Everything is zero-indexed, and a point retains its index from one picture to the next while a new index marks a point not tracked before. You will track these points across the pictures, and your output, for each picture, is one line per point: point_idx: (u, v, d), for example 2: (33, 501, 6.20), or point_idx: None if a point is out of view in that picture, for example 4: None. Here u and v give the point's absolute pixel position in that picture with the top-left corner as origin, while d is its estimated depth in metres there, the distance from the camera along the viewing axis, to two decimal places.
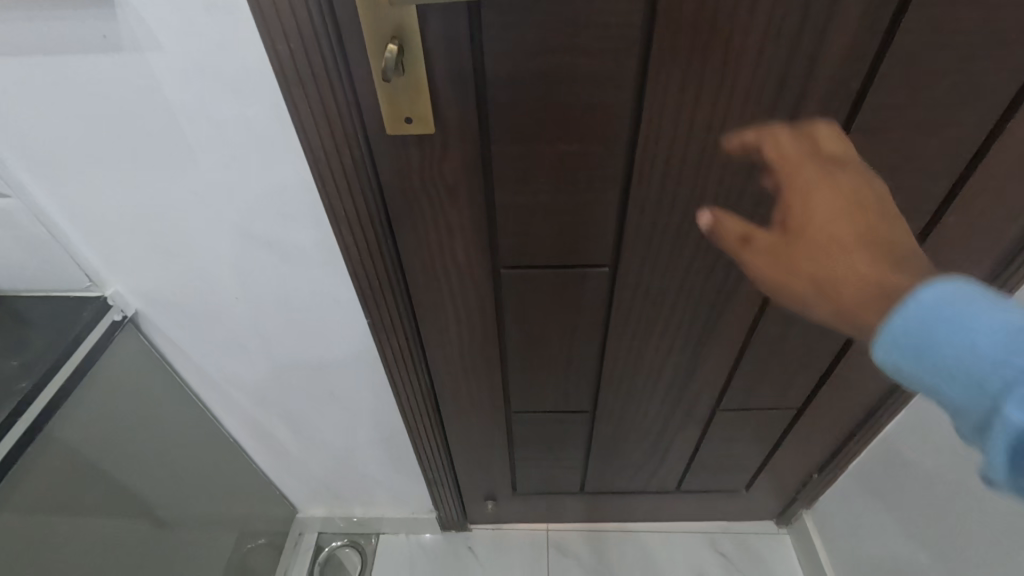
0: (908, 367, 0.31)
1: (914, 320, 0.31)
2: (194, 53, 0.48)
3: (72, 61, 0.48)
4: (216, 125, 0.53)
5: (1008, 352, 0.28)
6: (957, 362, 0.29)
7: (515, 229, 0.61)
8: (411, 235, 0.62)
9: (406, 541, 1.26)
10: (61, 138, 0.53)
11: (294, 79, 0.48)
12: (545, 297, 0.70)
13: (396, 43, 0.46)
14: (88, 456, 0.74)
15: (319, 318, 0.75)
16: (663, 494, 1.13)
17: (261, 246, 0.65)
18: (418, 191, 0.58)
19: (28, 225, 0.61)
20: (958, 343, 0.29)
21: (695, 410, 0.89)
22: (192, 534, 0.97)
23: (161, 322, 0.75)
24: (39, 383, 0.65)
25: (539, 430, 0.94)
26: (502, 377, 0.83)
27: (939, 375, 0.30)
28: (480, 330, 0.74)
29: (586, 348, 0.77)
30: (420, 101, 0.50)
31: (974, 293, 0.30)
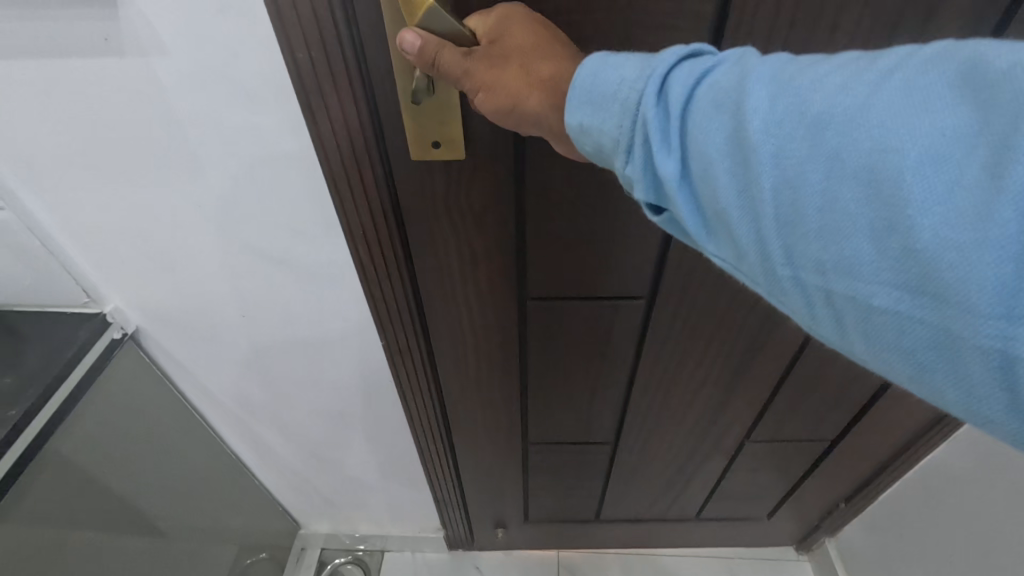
0: (582, 118, 0.30)
1: (586, 68, 0.31)
2: (204, 60, 0.43)
3: (70, 65, 0.44)
4: (227, 137, 0.49)
5: (627, 81, 0.29)
6: (608, 93, 0.29)
7: (545, 255, 0.57)
8: (433, 263, 0.58)
9: (412, 558, 1.22)
10: (59, 146, 0.49)
11: (315, 90, 0.43)
12: (573, 325, 0.65)
13: None
14: (81, 478, 0.70)
15: (331, 335, 0.71)
16: (682, 521, 1.09)
17: (272, 264, 0.61)
18: (442, 219, 0.54)
19: (21, 237, 0.57)
20: (597, 91, 0.30)
21: (723, 439, 0.85)
22: (193, 547, 0.95)
23: (164, 338, 0.70)
24: (29, 408, 0.61)
25: (558, 461, 0.90)
26: (521, 407, 0.78)
27: (598, 111, 0.30)
28: (500, 361, 0.70)
29: (614, 380, 0.73)
30: (449, 123, 0.46)
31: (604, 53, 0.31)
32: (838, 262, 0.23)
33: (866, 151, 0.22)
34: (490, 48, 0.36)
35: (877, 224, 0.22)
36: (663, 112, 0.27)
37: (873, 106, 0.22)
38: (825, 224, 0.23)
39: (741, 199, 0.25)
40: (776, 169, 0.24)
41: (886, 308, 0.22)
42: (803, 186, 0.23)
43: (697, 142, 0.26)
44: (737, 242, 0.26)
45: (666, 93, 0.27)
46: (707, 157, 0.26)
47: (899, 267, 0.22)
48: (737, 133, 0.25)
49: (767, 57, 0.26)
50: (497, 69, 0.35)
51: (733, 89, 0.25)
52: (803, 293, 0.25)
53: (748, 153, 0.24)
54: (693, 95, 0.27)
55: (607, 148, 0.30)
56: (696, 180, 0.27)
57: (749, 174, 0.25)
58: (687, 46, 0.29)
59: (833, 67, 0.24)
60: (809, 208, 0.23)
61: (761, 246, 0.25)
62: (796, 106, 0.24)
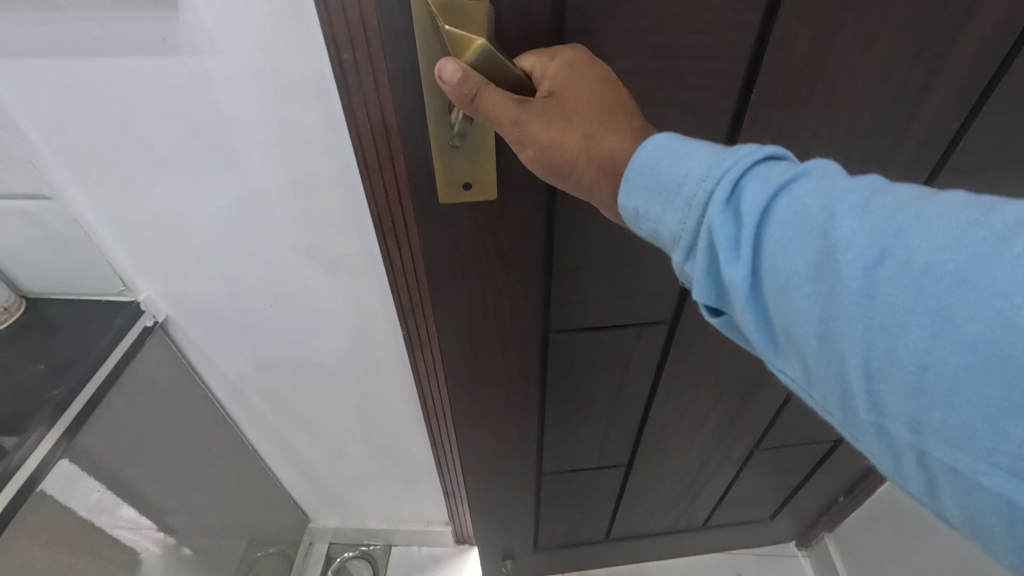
0: (638, 203, 0.33)
1: (646, 149, 0.33)
2: (255, 61, 0.46)
3: (125, 63, 0.46)
4: (270, 135, 0.51)
5: (696, 176, 0.30)
6: (672, 186, 0.31)
7: (571, 282, 0.59)
8: (454, 306, 0.60)
9: (419, 551, 1.25)
10: (111, 141, 0.52)
11: (356, 91, 0.46)
12: (594, 350, 0.67)
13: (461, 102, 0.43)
14: (101, 478, 0.71)
15: (355, 331, 0.74)
16: (689, 531, 1.11)
17: (304, 257, 0.63)
18: (470, 259, 0.55)
19: (63, 225, 0.59)
20: (666, 178, 0.32)
21: (734, 450, 0.88)
22: (206, 541, 0.96)
23: (191, 327, 0.72)
24: (71, 388, 0.63)
25: (572, 487, 0.92)
26: (537, 438, 0.80)
27: (656, 200, 0.32)
28: (519, 389, 0.71)
29: (632, 399, 0.75)
30: (481, 165, 0.47)
31: (666, 140, 0.33)
32: (933, 425, 0.24)
33: (976, 322, 0.22)
34: (545, 106, 0.38)
35: (987, 402, 0.22)
36: (734, 220, 0.29)
37: (986, 275, 0.22)
38: (921, 381, 0.24)
39: (823, 329, 0.27)
40: (869, 310, 0.25)
41: (989, 485, 0.23)
42: (899, 334, 0.24)
43: (773, 263, 0.28)
44: (812, 368, 0.28)
45: (742, 203, 0.29)
46: (783, 278, 0.28)
47: (1004, 448, 0.22)
48: (824, 267, 0.26)
49: (856, 182, 0.27)
50: (553, 131, 0.38)
51: (819, 217, 0.27)
52: (887, 442, 0.26)
53: (837, 289, 0.26)
54: (771, 212, 0.28)
55: (672, 243, 0.32)
56: (771, 297, 0.29)
57: (835, 310, 0.26)
58: (760, 148, 0.30)
59: (938, 214, 0.24)
60: (902, 361, 0.24)
61: (842, 380, 0.27)
62: (892, 254, 0.25)
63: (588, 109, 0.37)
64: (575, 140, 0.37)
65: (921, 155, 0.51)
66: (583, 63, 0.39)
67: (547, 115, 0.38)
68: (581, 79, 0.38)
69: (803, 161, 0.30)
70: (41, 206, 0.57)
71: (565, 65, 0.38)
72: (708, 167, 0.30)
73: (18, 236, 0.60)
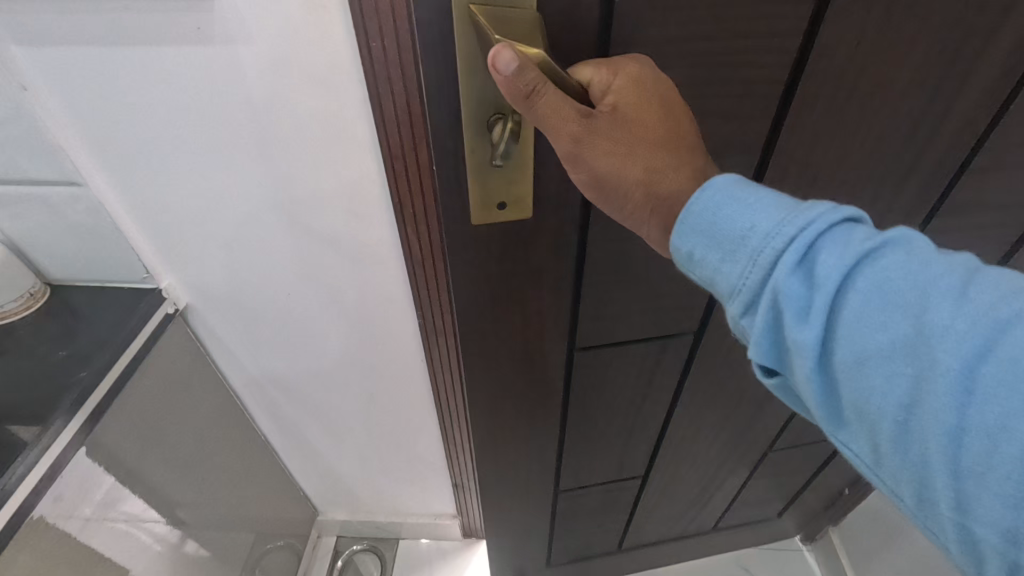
0: (697, 251, 0.34)
1: (703, 195, 0.33)
2: (287, 50, 0.48)
3: (159, 52, 0.48)
4: (297, 123, 0.53)
5: (770, 232, 0.30)
6: (735, 240, 0.31)
7: (600, 298, 0.58)
8: (480, 328, 0.58)
9: (427, 546, 1.26)
10: (143, 129, 0.53)
11: (384, 80, 0.48)
12: (620, 364, 0.67)
13: (501, 118, 0.41)
14: (115, 473, 0.69)
15: (374, 320, 0.75)
16: (700, 535, 1.12)
17: (325, 245, 0.65)
18: (498, 281, 0.54)
19: (90, 212, 0.60)
20: (736, 228, 0.32)
21: (750, 453, 0.90)
22: (212, 535, 0.93)
23: (210, 316, 0.74)
24: (99, 369, 0.64)
25: (590, 501, 0.92)
26: (557, 454, 0.79)
27: (720, 252, 0.32)
28: (541, 408, 0.70)
29: (654, 409, 0.76)
30: (516, 185, 0.46)
31: (734, 188, 0.33)
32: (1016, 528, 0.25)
33: None
34: (606, 131, 0.37)
35: None
36: (812, 289, 0.29)
37: None
38: (1015, 488, 0.24)
39: (900, 404, 0.28)
40: (964, 406, 0.25)
41: None
42: (998, 440, 0.25)
43: (852, 337, 0.29)
44: (886, 445, 0.29)
45: (821, 271, 0.29)
46: (864, 355, 0.28)
47: None
48: (916, 354, 0.27)
49: (947, 267, 0.28)
50: (611, 161, 0.37)
51: (911, 301, 0.27)
52: (960, 533, 0.27)
53: (931, 378, 0.26)
54: (847, 281, 0.29)
55: (728, 296, 0.32)
56: (848, 369, 0.29)
57: (926, 398, 0.27)
58: (841, 209, 0.30)
59: None
60: (993, 462, 0.25)
61: (922, 464, 0.27)
62: (992, 354, 0.25)
63: (649, 140, 0.36)
64: (633, 170, 0.37)
65: (946, 157, 0.52)
66: (646, 83, 0.37)
67: (607, 145, 0.37)
68: (643, 104, 0.37)
69: (885, 230, 0.30)
70: (70, 192, 0.59)
71: (625, 87, 0.37)
72: (784, 225, 0.30)
73: (48, 223, 0.62)
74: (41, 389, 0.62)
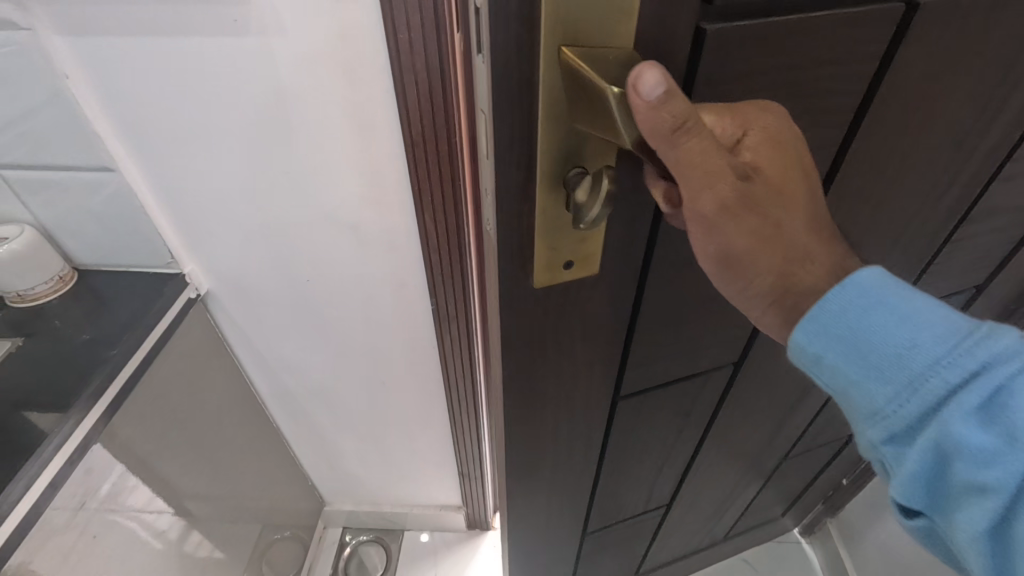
0: (842, 359, 0.35)
1: (846, 292, 0.35)
2: (319, 41, 0.50)
3: (195, 42, 0.50)
4: (324, 110, 0.55)
5: (942, 362, 0.32)
6: (897, 358, 0.33)
7: (650, 347, 0.55)
8: (528, 391, 0.52)
9: (431, 539, 1.28)
10: (174, 115, 0.56)
11: (410, 71, 0.51)
12: (660, 403, 0.65)
13: (580, 169, 0.37)
14: (127, 462, 0.67)
15: (390, 307, 0.78)
16: (712, 546, 1.12)
17: (346, 230, 0.67)
18: (549, 341, 0.48)
19: (117, 197, 0.63)
20: (897, 347, 0.33)
21: (766, 462, 0.91)
22: (214, 527, 0.91)
23: (230, 302, 0.76)
24: (129, 348, 0.66)
25: (618, 534, 0.90)
26: (589, 497, 0.75)
27: (878, 369, 0.34)
28: (579, 459, 0.66)
29: (687, 438, 0.75)
30: (584, 244, 0.41)
31: (893, 301, 0.34)
32: None
33: None
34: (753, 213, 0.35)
35: None
36: (994, 434, 0.31)
37: None
38: None
39: None
40: None
41: None
42: None
43: None
44: None
45: (1007, 417, 0.30)
46: None
47: None
48: None
49: None
50: (754, 243, 0.36)
51: None
52: None
53: None
54: None
55: (869, 409, 0.35)
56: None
57: None
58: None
59: None
60: None
61: None
62: None
63: (790, 223, 0.36)
64: (775, 255, 0.36)
65: (978, 172, 0.53)
66: (783, 155, 0.36)
67: (752, 225, 0.35)
68: (784, 183, 0.36)
69: None
70: (98, 177, 0.61)
71: (768, 163, 0.35)
72: (961, 358, 0.31)
73: (75, 207, 0.64)
74: (63, 378, 0.62)
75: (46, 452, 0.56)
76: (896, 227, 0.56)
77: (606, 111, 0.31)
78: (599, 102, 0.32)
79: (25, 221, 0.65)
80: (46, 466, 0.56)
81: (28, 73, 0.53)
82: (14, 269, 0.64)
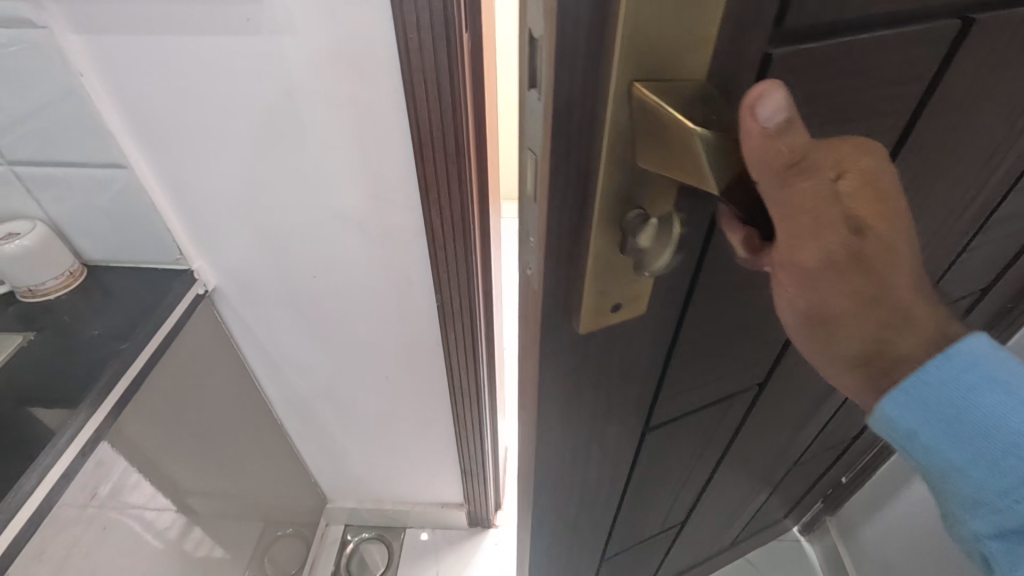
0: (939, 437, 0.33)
1: (950, 362, 0.32)
2: (329, 40, 0.51)
3: (207, 41, 0.51)
4: (332, 109, 0.56)
5: None
6: (1005, 442, 0.32)
7: (683, 380, 0.50)
8: (560, 433, 0.48)
9: (431, 536, 1.29)
10: (185, 114, 0.57)
11: (418, 72, 0.52)
12: (689, 430, 0.61)
13: (640, 210, 0.31)
14: (132, 461, 0.67)
15: (396, 304, 0.78)
16: (719, 554, 1.11)
17: (352, 227, 0.68)
18: (585, 383, 0.44)
19: (128, 194, 0.64)
20: (1006, 429, 0.32)
21: (774, 470, 0.90)
22: (221, 523, 0.91)
23: (236, 298, 0.78)
24: (142, 340, 0.67)
25: (632, 558, 0.86)
26: (609, 529, 0.71)
27: (982, 451, 0.32)
28: (603, 496, 0.62)
29: (707, 462, 0.72)
30: (635, 284, 0.36)
31: (997, 374, 0.32)
32: None
33: None
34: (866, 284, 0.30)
35: None
36: None
37: None
38: None
39: None
40: None
41: None
42: None
43: None
44: None
45: None
46: None
47: None
48: None
49: None
50: (860, 316, 0.31)
51: None
52: None
53: None
54: None
55: (970, 497, 0.33)
56: None
57: None
58: None
59: None
60: None
61: None
62: None
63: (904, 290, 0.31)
64: (879, 328, 0.31)
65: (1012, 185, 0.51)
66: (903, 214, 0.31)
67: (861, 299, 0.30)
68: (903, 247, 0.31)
69: None
70: (105, 173, 0.62)
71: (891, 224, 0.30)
72: None
73: (85, 203, 0.65)
74: (75, 374, 0.63)
75: (57, 447, 0.56)
76: (937, 245, 0.53)
77: (687, 156, 0.26)
78: (679, 143, 0.26)
79: (37, 217, 0.66)
80: (59, 457, 0.56)
81: (41, 71, 0.54)
82: (25, 265, 0.65)
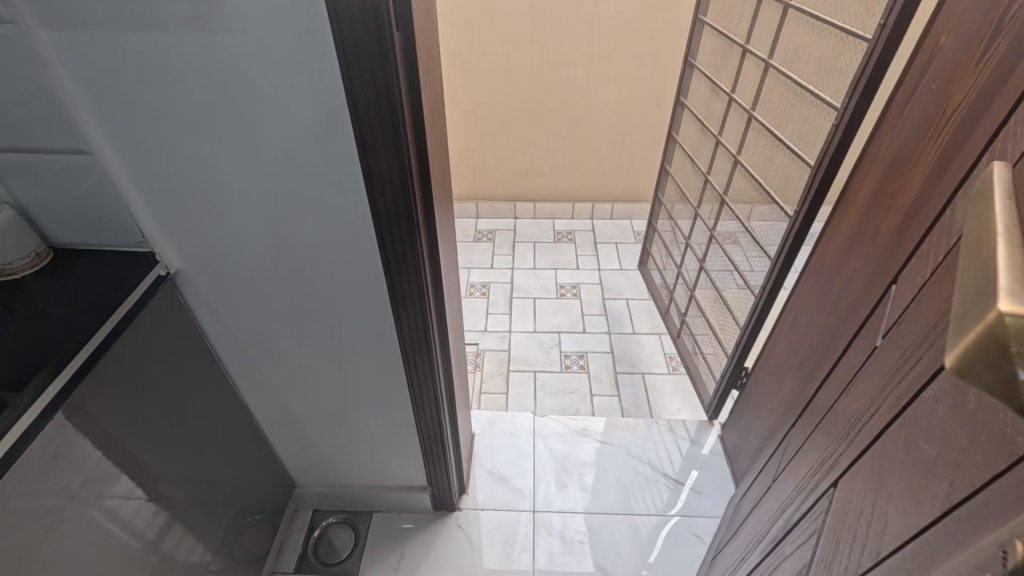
0: None
1: None
2: (272, 38, 0.56)
3: (162, 37, 0.57)
4: (281, 101, 0.61)
5: None
6: None
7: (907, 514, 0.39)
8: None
9: (398, 518, 1.34)
10: (143, 103, 0.62)
11: (354, 67, 0.58)
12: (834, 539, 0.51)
13: None
14: (95, 441, 0.69)
15: (352, 286, 0.83)
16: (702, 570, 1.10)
17: (306, 211, 0.73)
18: None
19: (92, 178, 0.69)
20: None
21: (761, 481, 0.88)
22: (192, 515, 0.93)
23: (197, 280, 0.84)
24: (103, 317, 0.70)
25: None
26: None
27: None
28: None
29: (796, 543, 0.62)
30: None
31: None
32: None
33: None
34: None
35: None
36: None
37: None
38: None
39: None
40: None
41: None
42: None
43: None
44: None
45: None
46: None
47: None
48: None
49: None
50: None
51: None
52: None
53: None
54: None
55: None
56: None
57: None
58: None
59: None
60: None
61: None
62: None
63: None
64: None
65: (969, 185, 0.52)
66: None
67: None
68: None
69: None
70: (69, 159, 0.67)
71: None
72: None
73: (52, 188, 0.70)
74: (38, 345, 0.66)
75: (19, 408, 0.59)
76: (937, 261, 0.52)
77: None
78: None
79: (5, 200, 0.71)
80: (20, 418, 0.59)
81: (8, 64, 0.59)
82: None
